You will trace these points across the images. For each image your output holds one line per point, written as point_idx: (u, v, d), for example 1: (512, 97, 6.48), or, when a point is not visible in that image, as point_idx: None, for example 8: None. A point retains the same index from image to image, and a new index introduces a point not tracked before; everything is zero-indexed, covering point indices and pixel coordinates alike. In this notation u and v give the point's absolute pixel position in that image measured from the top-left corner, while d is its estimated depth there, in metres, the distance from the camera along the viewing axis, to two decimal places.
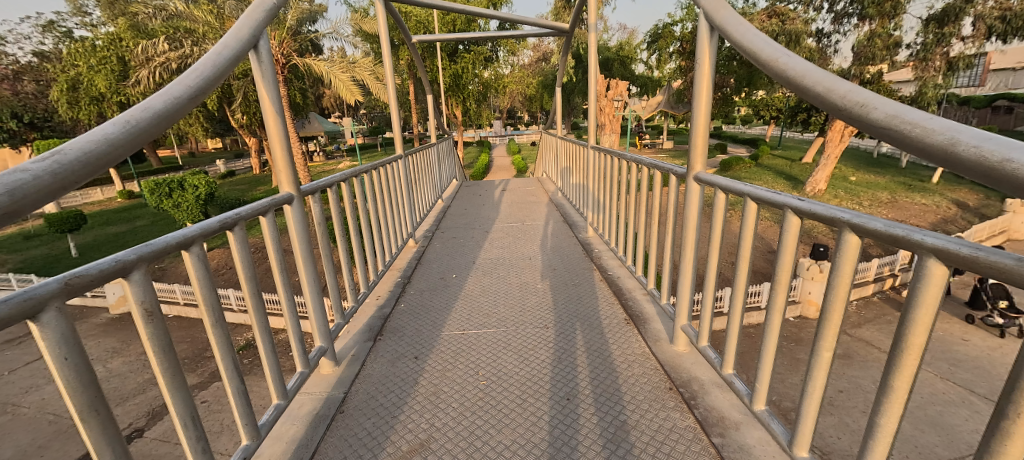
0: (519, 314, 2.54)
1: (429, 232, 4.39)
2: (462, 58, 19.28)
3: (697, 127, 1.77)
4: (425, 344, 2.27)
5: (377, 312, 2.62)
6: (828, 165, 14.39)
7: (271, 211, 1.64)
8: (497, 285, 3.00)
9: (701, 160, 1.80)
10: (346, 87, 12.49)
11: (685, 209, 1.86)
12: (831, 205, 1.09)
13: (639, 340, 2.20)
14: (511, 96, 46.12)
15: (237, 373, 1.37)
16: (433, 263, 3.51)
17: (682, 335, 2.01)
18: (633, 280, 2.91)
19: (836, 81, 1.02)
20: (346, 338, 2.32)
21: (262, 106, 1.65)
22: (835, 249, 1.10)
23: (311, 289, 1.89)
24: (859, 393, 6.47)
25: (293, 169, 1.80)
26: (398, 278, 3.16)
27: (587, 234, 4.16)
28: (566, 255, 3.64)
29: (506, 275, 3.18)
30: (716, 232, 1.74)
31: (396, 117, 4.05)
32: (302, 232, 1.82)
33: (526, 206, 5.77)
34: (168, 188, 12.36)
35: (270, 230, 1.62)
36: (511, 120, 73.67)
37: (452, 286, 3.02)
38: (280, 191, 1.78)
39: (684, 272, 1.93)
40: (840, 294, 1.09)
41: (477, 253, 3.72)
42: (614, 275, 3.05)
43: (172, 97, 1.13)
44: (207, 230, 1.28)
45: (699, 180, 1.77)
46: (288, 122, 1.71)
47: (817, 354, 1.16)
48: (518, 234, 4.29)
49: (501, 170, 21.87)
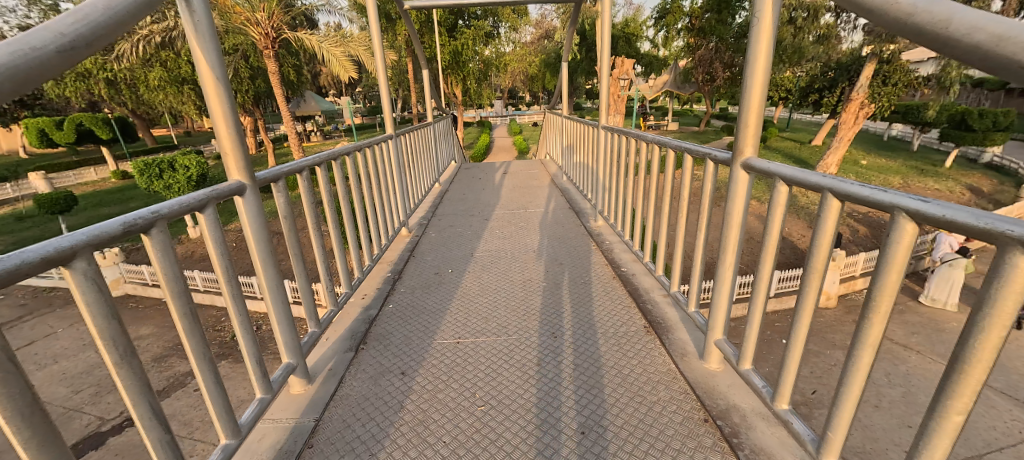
0: (521, 319, 2.23)
1: (424, 220, 4.02)
2: (462, 33, 18.48)
3: (750, 101, 1.38)
4: (414, 356, 1.96)
5: (362, 314, 2.32)
6: (840, 148, 14.00)
7: (212, 204, 1.28)
8: (495, 281, 2.70)
9: (751, 144, 1.44)
10: (339, 63, 11.97)
11: (725, 203, 1.52)
12: (986, 212, 0.74)
13: (662, 353, 1.90)
14: (512, 75, 45.18)
15: (158, 421, 1.04)
16: (428, 256, 3.20)
17: (714, 352, 1.71)
18: (650, 279, 2.57)
19: (1012, 25, 0.67)
20: (323, 347, 2.02)
21: (200, 75, 1.30)
22: (985, 274, 0.76)
23: (274, 299, 1.58)
24: (872, 387, 6.25)
25: (245, 154, 1.44)
26: (387, 273, 2.84)
27: (595, 223, 3.80)
28: (572, 246, 3.30)
29: (506, 271, 2.85)
30: (768, 234, 1.35)
31: (384, 91, 3.57)
32: (259, 229, 1.48)
33: (528, 190, 5.43)
34: (158, 169, 11.97)
35: (209, 229, 1.27)
36: (512, 99, 72.11)
37: (447, 283, 2.70)
38: (229, 180, 1.43)
39: (720, 278, 1.60)
40: (993, 340, 0.75)
41: (475, 244, 3.39)
42: (628, 272, 2.70)
43: (28, 47, 0.77)
44: (100, 242, 0.92)
45: (748, 167, 1.42)
46: (234, 99, 1.36)
47: (942, 417, 0.84)
48: (519, 222, 3.95)
49: (501, 152, 21.37)
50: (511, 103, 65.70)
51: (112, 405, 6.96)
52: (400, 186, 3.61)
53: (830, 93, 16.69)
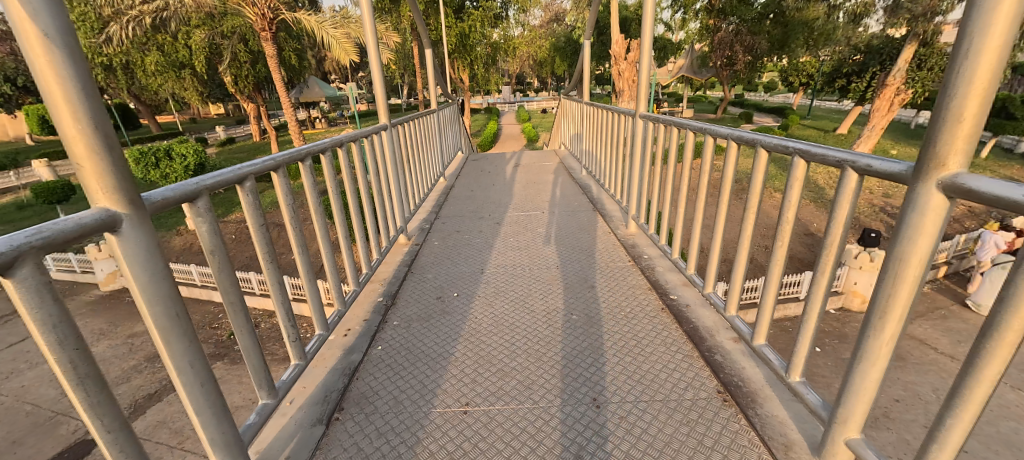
0: (548, 378, 1.66)
1: (426, 224, 3.46)
2: (468, 15, 17.58)
3: (978, 72, 0.77)
4: (401, 438, 1.42)
5: (342, 361, 1.79)
6: (871, 137, 13.10)
7: (35, 258, 0.73)
8: (511, 313, 2.13)
9: (963, 147, 0.84)
10: (341, 47, 11.42)
11: (898, 241, 0.94)
12: None
13: (756, 441, 1.34)
14: (522, 60, 44.08)
15: None
16: (427, 272, 2.65)
17: (842, 454, 1.16)
18: (710, 313, 1.99)
19: None
20: (284, 418, 1.50)
21: (10, 23, 0.73)
22: None
23: (187, 384, 1.04)
24: (919, 404, 5.68)
25: (120, 165, 0.88)
26: (378, 299, 2.28)
27: (626, 230, 3.17)
28: (602, 260, 2.70)
29: (524, 296, 2.28)
30: (1008, 316, 0.76)
31: (377, 70, 2.93)
32: (151, 282, 0.94)
33: (543, 186, 4.82)
34: (154, 157, 11.44)
35: (24, 300, 0.71)
36: (520, 86, 70.68)
37: (451, 315, 2.13)
38: (95, 204, 0.86)
39: (869, 356, 1.04)
40: None
41: (485, 257, 2.81)
42: (680, 303, 2.11)
43: None
44: None
45: (953, 186, 0.83)
46: (74, 68, 0.78)
47: None
48: (535, 227, 3.36)
49: (510, 140, 20.65)
50: (518, 90, 64.61)
51: (100, 410, 6.54)
52: (396, 185, 3.03)
53: (859, 78, 15.85)
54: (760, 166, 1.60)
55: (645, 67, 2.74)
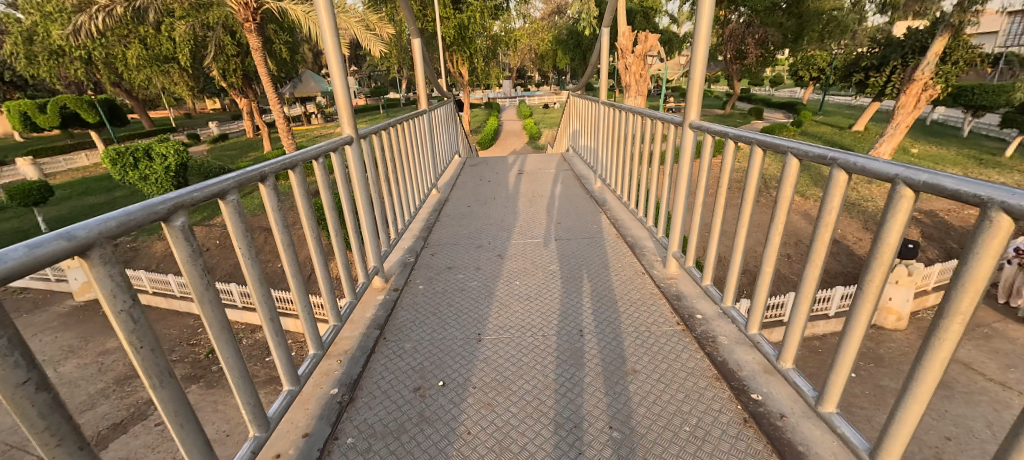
0: None
1: (411, 258, 2.77)
2: (468, 6, 16.73)
3: None
4: None
5: None
6: (895, 135, 12.32)
7: None
8: (518, 426, 1.44)
9: None
10: None
11: None
12: None
13: None
14: (523, 54, 43.25)
15: None
16: (405, 339, 1.93)
17: None
18: (829, 438, 1.28)
19: None
20: None
21: None
22: None
23: None
24: (975, 443, 5.00)
25: None
26: (327, 396, 1.57)
27: (666, 268, 2.44)
28: (640, 319, 2.01)
29: (536, 389, 1.61)
30: None
31: (338, 66, 2.14)
32: None
33: (552, 201, 4.10)
34: (132, 158, 10.72)
35: None
36: (521, 82, 69.71)
37: (430, 429, 1.44)
38: None
39: None
40: None
41: (485, 312, 2.14)
42: (776, 415, 1.39)
43: None
44: None
45: None
46: None
47: None
48: (546, 263, 2.67)
49: (511, 137, 19.94)
50: (518, 83, 63.48)
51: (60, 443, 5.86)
52: (367, 214, 2.30)
53: (878, 72, 14.58)
54: (978, 240, 0.83)
55: (699, 60, 2.01)
